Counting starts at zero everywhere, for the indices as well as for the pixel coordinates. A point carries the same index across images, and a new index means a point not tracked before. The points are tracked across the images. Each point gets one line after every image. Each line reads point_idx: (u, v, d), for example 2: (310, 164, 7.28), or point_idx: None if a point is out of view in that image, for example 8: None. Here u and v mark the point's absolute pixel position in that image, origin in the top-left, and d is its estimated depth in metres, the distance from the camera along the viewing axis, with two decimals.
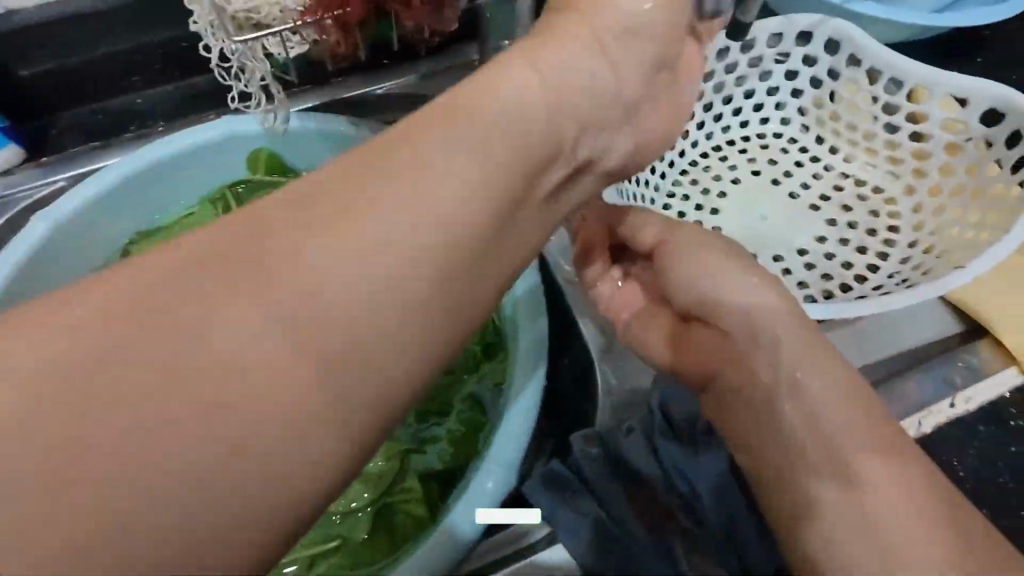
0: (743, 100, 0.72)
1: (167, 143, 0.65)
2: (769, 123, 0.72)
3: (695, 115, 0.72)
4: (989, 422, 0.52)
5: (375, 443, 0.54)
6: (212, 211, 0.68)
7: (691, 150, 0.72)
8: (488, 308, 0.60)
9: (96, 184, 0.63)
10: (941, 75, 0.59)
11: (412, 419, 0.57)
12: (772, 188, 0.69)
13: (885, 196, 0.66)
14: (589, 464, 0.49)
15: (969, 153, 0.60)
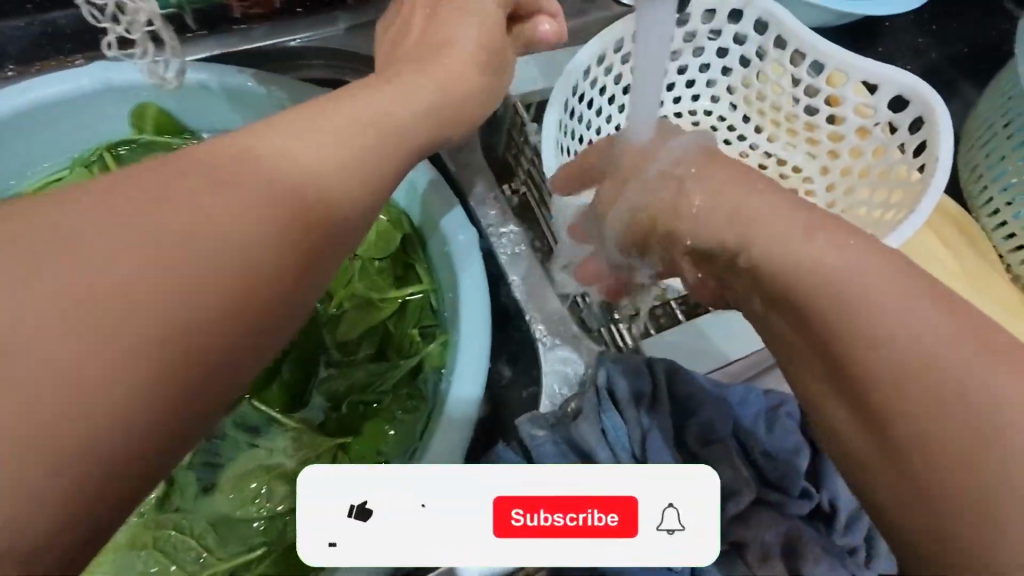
0: (676, 76, 0.72)
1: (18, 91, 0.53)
2: (700, 100, 0.73)
3: (632, 89, 0.72)
4: None
5: (304, 438, 0.50)
6: (85, 174, 0.58)
7: (626, 124, 0.72)
8: (425, 289, 0.57)
9: None
10: (857, 61, 0.62)
11: (346, 411, 0.53)
12: None
13: (802, 176, 0.70)
14: (537, 448, 0.47)
15: (876, 137, 0.64)
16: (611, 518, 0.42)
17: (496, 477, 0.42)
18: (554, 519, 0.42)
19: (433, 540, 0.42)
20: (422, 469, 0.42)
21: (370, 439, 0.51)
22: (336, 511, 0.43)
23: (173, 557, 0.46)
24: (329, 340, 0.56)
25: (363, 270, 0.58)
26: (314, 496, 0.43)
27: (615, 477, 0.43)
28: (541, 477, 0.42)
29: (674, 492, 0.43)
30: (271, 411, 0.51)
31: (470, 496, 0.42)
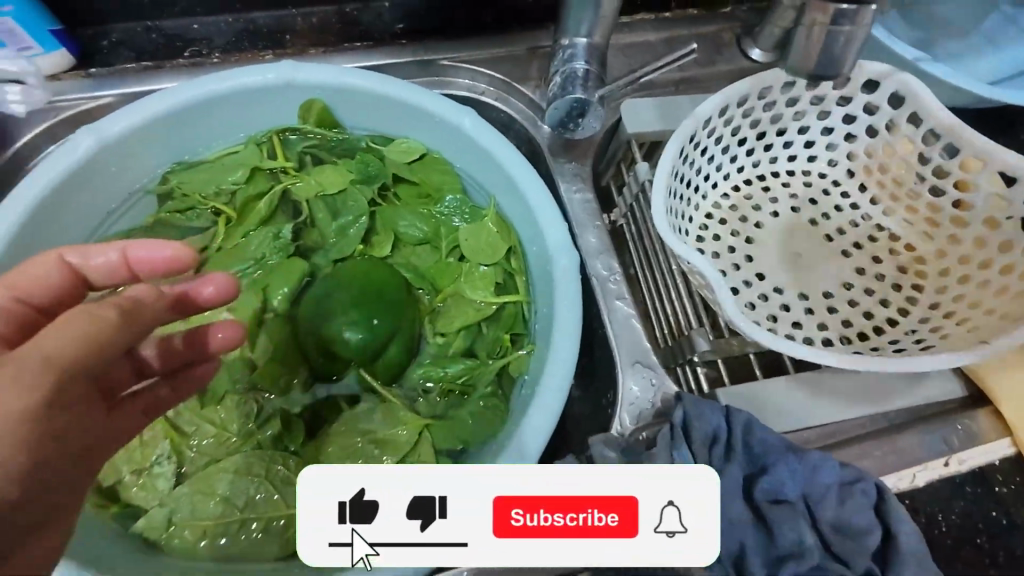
0: (796, 135, 0.73)
1: (229, 78, 0.64)
2: (815, 161, 0.73)
3: (748, 142, 0.73)
4: (975, 486, 0.55)
5: (398, 411, 0.56)
6: (256, 153, 0.67)
7: (735, 175, 0.73)
8: (521, 300, 0.63)
9: (159, 105, 0.62)
10: (999, 152, 0.60)
11: (436, 395, 0.58)
12: (809, 227, 0.71)
13: (916, 254, 0.68)
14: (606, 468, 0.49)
15: (1005, 230, 0.62)
16: (611, 518, 0.46)
17: (494, 478, 0.47)
18: (553, 520, 0.46)
19: (437, 539, 0.46)
20: (415, 476, 0.47)
21: (452, 424, 0.56)
22: (333, 512, 0.48)
23: (277, 490, 0.51)
24: (429, 330, 0.62)
25: (467, 273, 0.63)
26: (313, 499, 0.48)
27: (614, 477, 0.47)
28: (536, 481, 0.47)
29: (677, 492, 0.46)
30: (371, 379, 0.58)
31: (457, 488, 0.47)
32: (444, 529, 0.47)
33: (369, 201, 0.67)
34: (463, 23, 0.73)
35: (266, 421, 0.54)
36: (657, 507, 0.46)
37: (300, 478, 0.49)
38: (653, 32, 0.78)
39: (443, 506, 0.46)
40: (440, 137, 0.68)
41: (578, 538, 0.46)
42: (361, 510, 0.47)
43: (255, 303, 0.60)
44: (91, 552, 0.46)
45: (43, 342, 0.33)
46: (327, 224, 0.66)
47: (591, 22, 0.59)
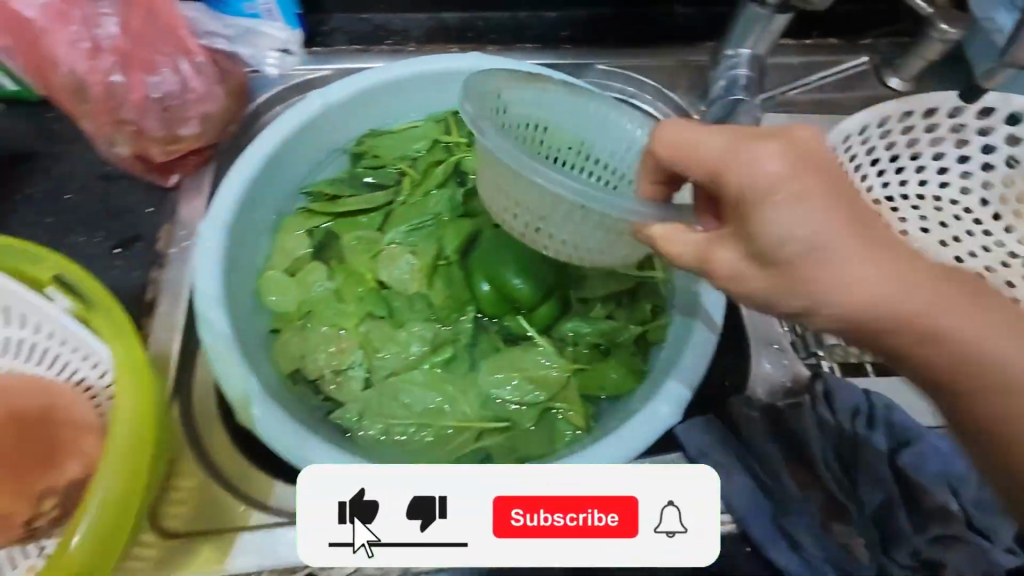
0: (930, 161, 0.78)
1: (426, 61, 0.74)
2: (948, 188, 0.78)
3: (881, 162, 0.78)
4: None
5: (551, 354, 0.62)
6: (435, 128, 0.77)
7: (865, 194, 0.78)
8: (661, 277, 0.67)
9: (368, 79, 0.72)
10: None
11: (582, 348, 0.65)
12: (939, 248, 0.76)
13: None
14: (748, 424, 0.54)
15: None
16: (612, 516, 0.48)
17: (496, 480, 0.50)
18: (553, 520, 0.49)
19: (437, 538, 0.48)
20: (412, 476, 0.49)
21: (598, 375, 0.62)
22: (333, 512, 0.49)
23: (449, 405, 0.59)
24: (572, 293, 0.67)
25: None
26: (311, 503, 0.49)
27: (620, 473, 0.50)
28: (536, 478, 0.49)
29: (675, 492, 0.49)
30: (527, 324, 0.64)
31: (455, 485, 0.49)
32: (444, 529, 0.48)
33: None
34: (620, 34, 0.82)
35: (439, 347, 0.62)
36: (658, 507, 0.49)
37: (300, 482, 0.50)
38: (795, 55, 0.84)
39: (442, 507, 0.49)
40: None
41: (579, 537, 0.49)
42: (361, 509, 0.49)
43: (432, 249, 0.69)
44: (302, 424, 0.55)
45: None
46: None
47: (755, 36, 0.66)
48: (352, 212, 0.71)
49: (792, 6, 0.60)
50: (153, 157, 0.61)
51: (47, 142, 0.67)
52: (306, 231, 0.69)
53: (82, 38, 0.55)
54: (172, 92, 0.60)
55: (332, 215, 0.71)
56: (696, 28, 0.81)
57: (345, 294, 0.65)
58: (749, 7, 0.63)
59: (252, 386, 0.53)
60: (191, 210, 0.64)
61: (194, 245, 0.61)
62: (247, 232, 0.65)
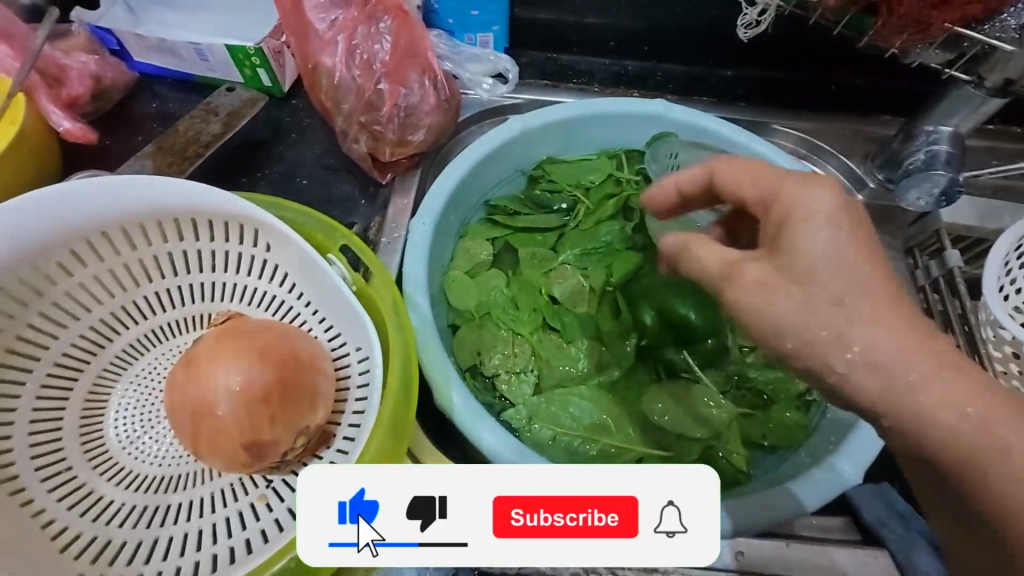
0: None
1: (614, 103, 0.80)
2: None
3: None
4: None
5: (715, 393, 0.62)
6: (610, 163, 0.81)
7: None
8: None
9: (560, 113, 0.79)
10: None
11: (747, 395, 0.63)
12: None
13: None
14: None
15: None
16: (612, 517, 0.48)
17: (498, 479, 0.49)
18: (553, 520, 0.48)
19: (436, 538, 0.47)
20: (407, 474, 0.48)
21: (763, 423, 0.61)
22: (332, 513, 0.47)
23: (615, 425, 0.60)
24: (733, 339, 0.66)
25: None
26: (312, 504, 0.47)
27: (628, 474, 0.49)
28: (541, 480, 0.49)
29: (679, 493, 0.49)
30: (690, 358, 0.64)
31: (455, 484, 0.48)
32: (444, 529, 0.48)
33: None
34: (797, 98, 0.85)
35: (605, 368, 0.65)
36: (658, 508, 0.48)
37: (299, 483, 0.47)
38: (979, 138, 0.82)
39: (443, 506, 0.48)
40: None
41: (575, 536, 0.48)
42: (360, 508, 0.47)
43: (602, 275, 0.72)
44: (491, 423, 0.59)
45: (228, 325, 0.46)
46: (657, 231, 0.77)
47: (961, 115, 0.66)
48: (530, 229, 0.77)
49: (1012, 92, 0.61)
50: (382, 156, 0.69)
51: (284, 132, 0.77)
52: (489, 239, 0.75)
53: (359, 51, 0.65)
54: (413, 104, 0.68)
55: (511, 229, 0.76)
56: (876, 101, 0.82)
57: (520, 301, 0.69)
58: (961, 87, 0.65)
59: (454, 380, 0.57)
60: (400, 206, 0.72)
61: (403, 238, 0.68)
62: (442, 233, 0.72)
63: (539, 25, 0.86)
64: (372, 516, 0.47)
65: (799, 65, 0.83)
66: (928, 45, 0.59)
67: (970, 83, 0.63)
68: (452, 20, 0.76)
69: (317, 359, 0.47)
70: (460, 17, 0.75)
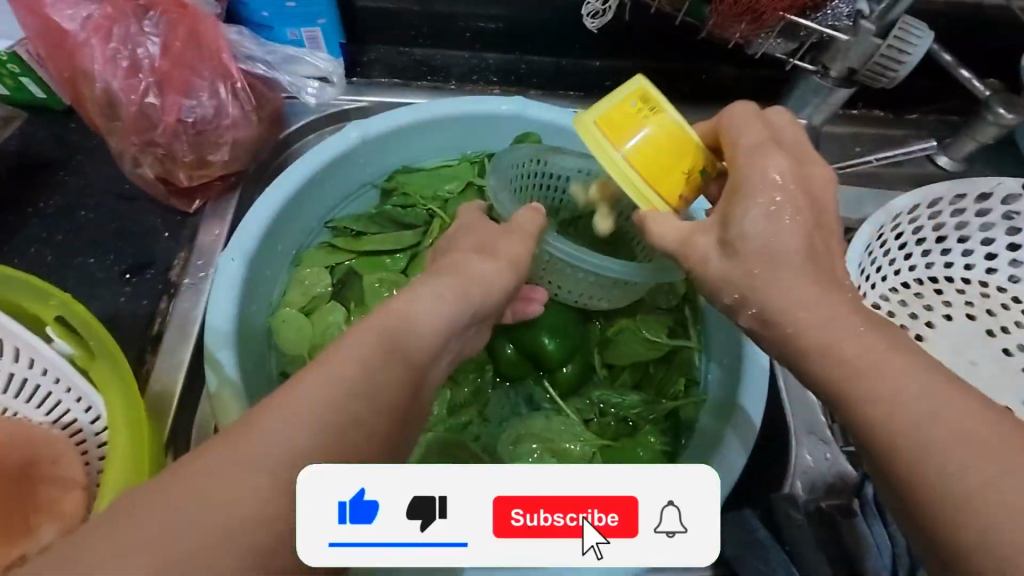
0: (977, 245, 0.75)
1: (465, 102, 0.71)
2: (996, 275, 0.75)
3: (925, 242, 0.75)
4: None
5: (574, 427, 0.58)
6: (470, 169, 0.74)
7: (905, 273, 0.76)
8: (694, 350, 0.63)
9: (404, 116, 0.69)
10: None
11: (610, 419, 0.61)
12: (984, 337, 0.72)
13: None
14: (791, 527, 0.50)
15: None
16: (612, 517, 0.40)
17: (504, 472, 0.39)
18: (553, 520, 0.39)
19: (438, 541, 0.39)
20: (409, 468, 0.38)
21: (625, 452, 0.57)
22: (330, 514, 0.35)
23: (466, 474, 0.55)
24: (598, 359, 0.65)
25: (646, 313, 0.65)
26: (310, 509, 0.33)
27: (632, 472, 0.40)
28: (541, 476, 0.40)
29: (679, 492, 0.41)
30: (548, 390, 0.61)
31: (458, 478, 0.39)
32: (446, 529, 0.39)
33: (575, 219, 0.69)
34: (667, 88, 0.80)
35: (456, 410, 0.58)
36: (659, 508, 0.40)
37: (297, 489, 0.33)
38: (841, 125, 0.81)
39: (442, 504, 0.39)
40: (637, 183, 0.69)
41: (574, 540, 0.40)
42: (359, 506, 0.37)
43: None
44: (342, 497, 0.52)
45: None
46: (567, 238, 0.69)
47: (813, 107, 0.64)
48: (377, 251, 0.68)
49: (854, 82, 0.59)
50: (177, 181, 0.59)
51: (68, 152, 0.64)
52: (327, 267, 0.66)
53: (121, 56, 0.55)
54: (205, 117, 0.58)
55: (355, 252, 0.68)
56: (744, 88, 0.79)
57: None
58: (809, 78, 0.62)
59: None
60: (210, 238, 0.61)
61: (211, 277, 0.58)
62: (265, 265, 0.62)
63: (381, 15, 0.77)
64: (373, 517, 0.37)
65: (662, 53, 0.78)
66: (768, 34, 0.55)
67: (816, 74, 0.60)
68: (267, 12, 0.63)
69: (57, 473, 0.45)
70: (276, 9, 0.63)
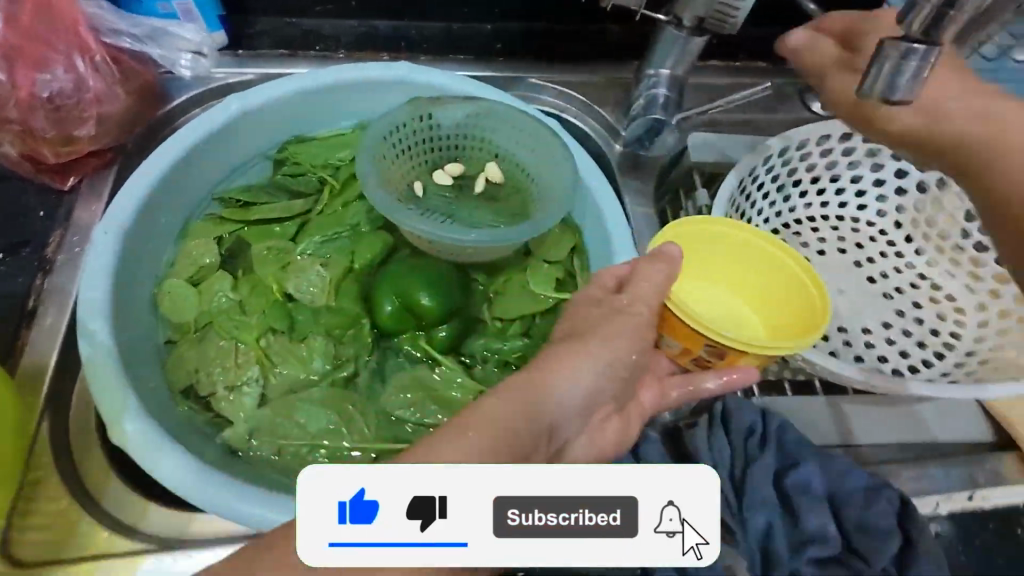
0: (848, 184, 0.79)
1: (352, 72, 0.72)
2: (866, 211, 0.79)
3: (802, 183, 0.79)
4: (996, 523, 0.58)
5: (458, 376, 0.62)
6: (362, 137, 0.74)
7: (786, 214, 0.79)
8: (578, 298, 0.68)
9: (293, 86, 0.70)
10: None
11: (492, 366, 0.64)
12: (852, 267, 0.76)
13: (956, 304, 0.72)
14: (648, 443, 0.55)
15: None
16: (613, 514, 0.44)
17: (502, 474, 0.43)
18: (548, 517, 0.43)
19: (438, 539, 0.43)
20: (408, 470, 0.43)
21: None
22: (331, 513, 0.43)
23: (347, 425, 0.58)
24: (489, 313, 0.68)
25: (535, 268, 0.70)
26: (314, 505, 0.43)
27: (631, 474, 0.44)
28: (526, 476, 0.43)
29: (680, 493, 0.44)
30: (426, 346, 0.63)
31: (457, 482, 0.43)
32: (446, 529, 0.43)
33: (472, 176, 0.76)
34: (555, 49, 0.83)
35: (340, 365, 0.61)
36: (658, 507, 0.44)
37: (302, 484, 0.44)
38: (723, 75, 0.84)
39: (443, 505, 0.43)
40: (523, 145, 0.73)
41: (584, 536, 0.43)
42: (362, 509, 0.43)
43: (344, 261, 0.67)
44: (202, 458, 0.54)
45: None
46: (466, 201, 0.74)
47: (676, 57, 0.67)
48: (267, 219, 0.69)
49: (706, 29, 0.62)
50: (44, 158, 0.59)
51: None
52: (215, 238, 0.67)
53: None
54: (64, 91, 0.58)
55: (244, 222, 0.69)
56: (634, 47, 0.83)
57: (249, 306, 0.63)
58: (665, 29, 0.65)
59: (130, 410, 0.50)
60: (86, 214, 0.61)
61: (86, 251, 0.58)
62: (146, 238, 0.63)
63: None
64: (372, 517, 0.43)
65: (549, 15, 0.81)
66: None
67: (671, 23, 0.63)
68: None
69: None
70: None
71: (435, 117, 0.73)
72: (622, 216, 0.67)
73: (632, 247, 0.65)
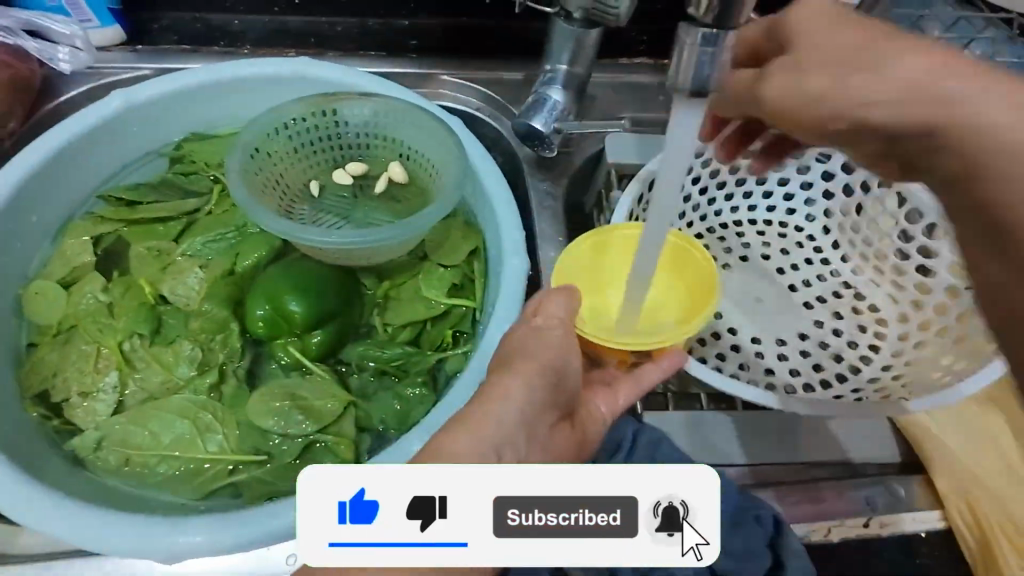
0: (774, 186, 0.73)
1: (243, 67, 0.70)
2: (794, 215, 0.73)
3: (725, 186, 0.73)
4: (892, 549, 0.54)
5: (328, 384, 0.59)
6: None
7: (712, 218, 0.73)
8: (470, 305, 0.64)
9: (182, 81, 0.68)
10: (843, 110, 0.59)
11: (370, 374, 0.61)
12: (775, 275, 0.69)
13: (878, 314, 0.66)
14: None
15: (965, 298, 0.60)
16: (614, 515, 0.43)
17: (502, 478, 0.42)
18: (549, 518, 0.43)
19: (437, 539, 0.42)
20: (402, 470, 0.43)
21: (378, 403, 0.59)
22: (334, 512, 0.43)
23: (202, 434, 0.55)
24: (378, 319, 0.64)
25: (427, 271, 0.66)
26: (322, 503, 0.44)
27: (631, 473, 0.44)
28: (530, 476, 0.43)
29: (685, 490, 0.44)
30: (298, 353, 0.60)
31: (456, 482, 0.42)
32: (447, 529, 0.43)
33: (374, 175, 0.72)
34: (472, 44, 0.79)
35: (205, 370, 0.59)
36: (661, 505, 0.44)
37: (306, 483, 0.45)
38: (650, 73, 0.79)
39: (443, 505, 0.42)
40: (422, 143, 0.69)
41: (589, 538, 0.43)
42: (363, 509, 0.43)
43: (226, 263, 0.64)
44: (35, 469, 0.52)
45: None
46: (368, 203, 0.71)
47: (572, 51, 0.63)
48: (152, 219, 0.67)
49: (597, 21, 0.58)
50: None
51: None
52: (91, 238, 0.65)
53: None
54: None
55: (126, 221, 0.66)
56: None
57: (116, 308, 0.61)
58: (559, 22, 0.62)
59: None
60: None
61: None
62: (10, 237, 0.61)
63: None
64: (372, 517, 0.43)
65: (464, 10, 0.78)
66: None
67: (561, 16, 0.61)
68: None
69: None
70: None
71: (333, 113, 0.69)
72: (516, 221, 0.63)
73: (521, 252, 0.62)
